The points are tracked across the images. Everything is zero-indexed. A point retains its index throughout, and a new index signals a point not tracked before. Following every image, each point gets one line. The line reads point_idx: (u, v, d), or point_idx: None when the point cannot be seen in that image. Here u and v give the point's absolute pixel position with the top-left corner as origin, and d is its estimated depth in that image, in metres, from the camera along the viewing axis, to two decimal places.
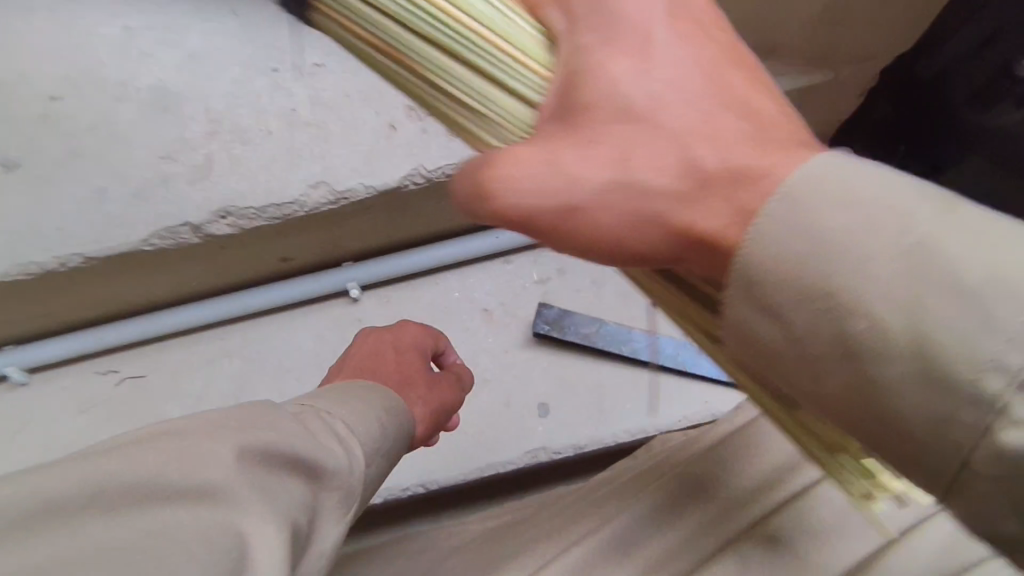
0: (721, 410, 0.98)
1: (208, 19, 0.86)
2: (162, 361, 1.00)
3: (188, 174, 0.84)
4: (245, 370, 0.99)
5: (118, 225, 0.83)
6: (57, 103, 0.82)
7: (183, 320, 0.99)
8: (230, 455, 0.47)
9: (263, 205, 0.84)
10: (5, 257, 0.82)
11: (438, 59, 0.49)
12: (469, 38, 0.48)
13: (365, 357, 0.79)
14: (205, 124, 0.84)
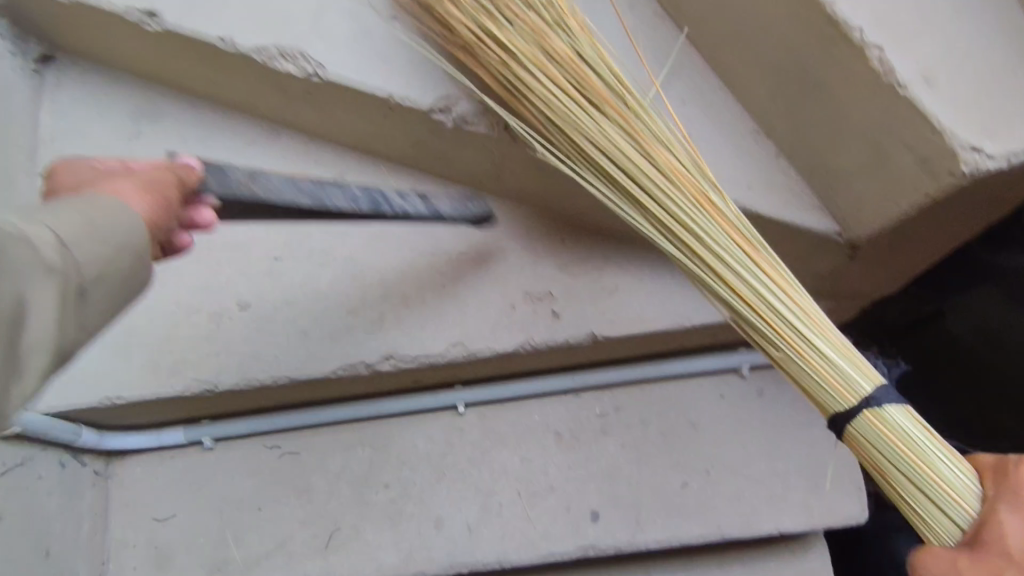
0: (729, 534, 1.27)
1: (485, 232, 1.20)
2: (313, 444, 1.34)
3: (366, 326, 1.17)
4: (375, 458, 1.33)
5: (314, 359, 1.15)
6: (278, 263, 1.20)
7: (339, 416, 1.33)
8: None
9: (416, 355, 1.16)
10: (234, 375, 1.15)
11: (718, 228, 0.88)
12: (748, 268, 0.86)
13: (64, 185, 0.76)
14: (379, 290, 1.18)
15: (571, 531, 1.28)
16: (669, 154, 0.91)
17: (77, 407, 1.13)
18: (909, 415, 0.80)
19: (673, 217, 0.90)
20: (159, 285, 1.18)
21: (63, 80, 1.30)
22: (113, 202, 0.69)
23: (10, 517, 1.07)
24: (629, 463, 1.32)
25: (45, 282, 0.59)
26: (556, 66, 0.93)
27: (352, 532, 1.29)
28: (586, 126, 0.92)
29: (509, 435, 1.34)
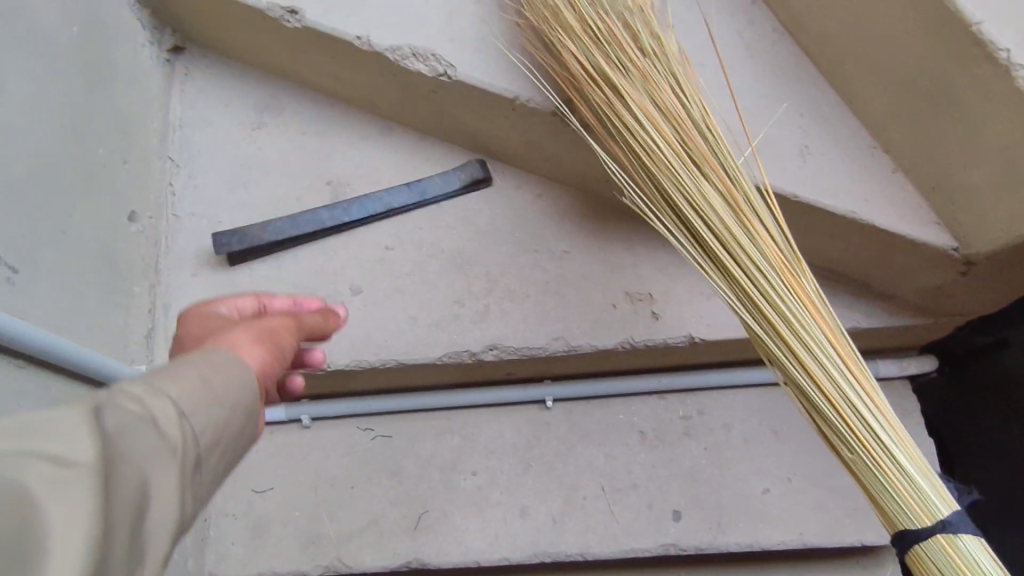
0: (812, 543, 1.29)
1: (587, 233, 1.25)
2: (404, 429, 1.39)
3: (472, 316, 1.22)
4: (463, 446, 1.38)
5: (422, 345, 1.21)
6: (390, 252, 1.26)
7: (433, 402, 1.38)
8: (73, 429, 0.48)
9: (519, 347, 1.20)
10: (347, 355, 1.21)
11: (802, 310, 0.83)
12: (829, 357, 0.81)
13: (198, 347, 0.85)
14: (485, 282, 1.24)
15: (654, 529, 1.31)
16: (761, 226, 0.87)
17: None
18: (984, 548, 0.73)
19: (757, 289, 0.85)
20: (278, 268, 1.25)
21: (192, 69, 1.38)
22: (226, 359, 0.64)
23: None
24: (712, 467, 1.34)
25: (165, 467, 0.52)
26: (662, 119, 0.93)
27: (440, 515, 1.34)
28: (683, 183, 0.90)
29: (595, 432, 1.37)
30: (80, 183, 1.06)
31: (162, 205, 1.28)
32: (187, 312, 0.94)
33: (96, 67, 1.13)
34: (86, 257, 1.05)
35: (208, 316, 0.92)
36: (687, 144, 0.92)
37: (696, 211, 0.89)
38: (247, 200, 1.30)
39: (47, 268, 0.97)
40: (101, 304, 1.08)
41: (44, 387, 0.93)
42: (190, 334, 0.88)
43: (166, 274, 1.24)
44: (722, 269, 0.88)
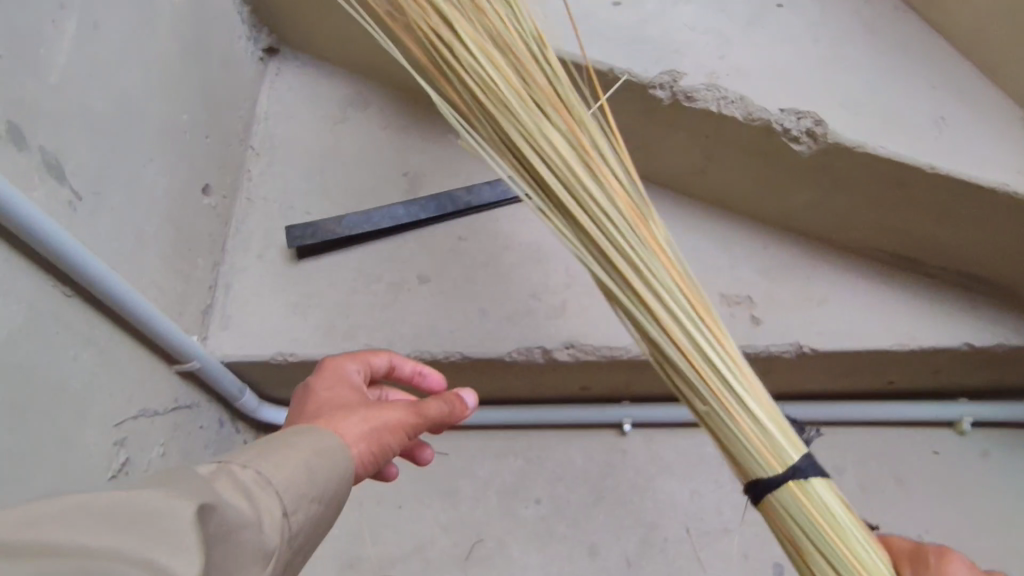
0: None
1: (679, 230, 1.13)
2: (462, 448, 1.25)
3: (548, 311, 1.11)
4: (527, 469, 1.22)
5: (491, 339, 1.09)
6: (463, 242, 1.17)
7: (496, 418, 1.23)
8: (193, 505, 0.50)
9: (599, 346, 1.07)
10: (409, 345, 1.10)
11: (642, 257, 0.69)
12: (677, 311, 0.69)
13: (309, 407, 0.80)
14: (564, 278, 1.13)
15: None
16: (593, 154, 0.71)
17: (250, 360, 1.11)
18: (833, 492, 0.66)
19: (605, 236, 0.69)
20: (346, 253, 1.18)
21: (283, 69, 1.39)
22: (326, 447, 0.67)
23: (172, 456, 1.03)
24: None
25: (258, 564, 0.55)
26: (469, 31, 0.71)
27: (496, 546, 1.17)
28: (519, 118, 0.70)
29: (679, 465, 1.20)
30: (160, 140, 1.03)
31: (236, 188, 1.25)
32: (324, 362, 0.89)
33: (192, 39, 1.13)
34: (155, 212, 1.01)
35: (343, 373, 0.86)
36: (516, 59, 0.71)
37: (533, 146, 0.70)
38: (321, 187, 1.25)
39: (114, 210, 0.92)
40: (159, 263, 1.01)
41: (88, 328, 0.86)
42: (319, 388, 0.83)
43: (231, 254, 1.19)
44: (563, 214, 0.71)
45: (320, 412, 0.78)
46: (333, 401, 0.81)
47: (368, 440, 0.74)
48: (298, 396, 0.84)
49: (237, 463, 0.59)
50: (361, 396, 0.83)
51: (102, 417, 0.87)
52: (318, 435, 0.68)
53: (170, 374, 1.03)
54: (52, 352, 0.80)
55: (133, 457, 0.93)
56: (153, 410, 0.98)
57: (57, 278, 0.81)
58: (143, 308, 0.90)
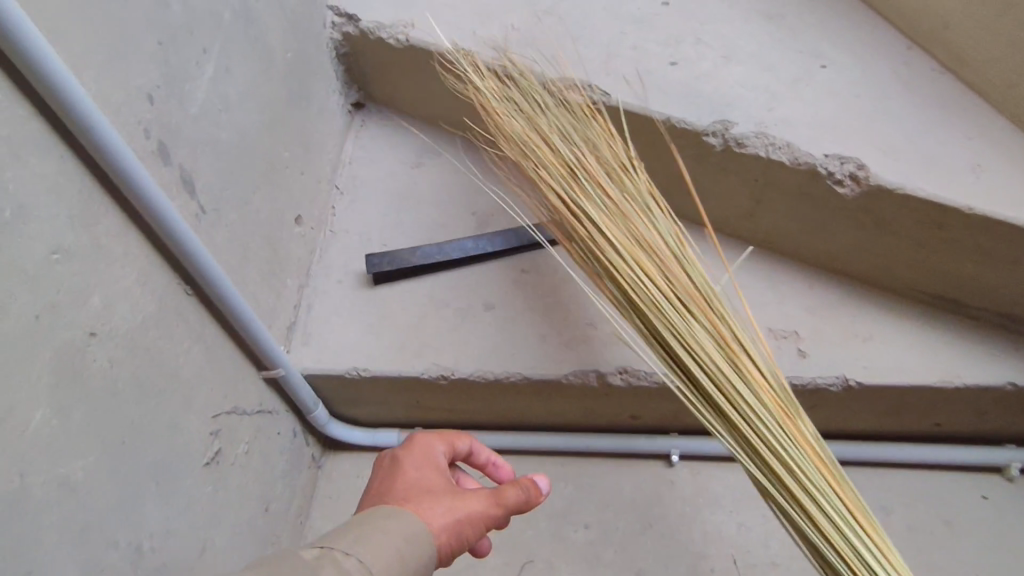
0: None
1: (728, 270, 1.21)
2: (516, 472, 1.31)
3: (604, 339, 1.18)
4: (578, 495, 1.26)
5: (550, 362, 1.17)
6: (525, 274, 1.27)
7: (550, 444, 1.29)
8: None
9: (651, 372, 1.14)
10: (474, 365, 1.19)
11: (790, 444, 0.90)
12: (817, 487, 0.87)
13: (396, 482, 0.85)
14: None
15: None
16: (739, 355, 0.95)
17: (327, 373, 1.21)
18: None
19: (748, 425, 0.92)
20: (418, 281, 1.29)
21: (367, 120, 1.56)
22: (414, 535, 0.73)
23: (254, 455, 1.11)
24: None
25: None
26: (641, 267, 1.01)
27: (547, 568, 1.20)
28: (677, 325, 0.98)
29: (727, 498, 1.23)
30: (266, 171, 1.17)
31: (322, 221, 1.38)
32: (414, 439, 0.93)
33: (297, 90, 1.30)
34: (258, 233, 1.14)
35: (430, 453, 0.91)
36: (697, 301, 0.99)
37: (691, 353, 0.95)
38: (397, 223, 1.38)
39: (228, 227, 1.05)
40: (256, 278, 1.14)
41: (201, 325, 0.97)
42: (408, 467, 0.88)
43: (315, 278, 1.31)
44: (718, 403, 0.94)
45: (409, 493, 0.83)
46: (420, 482, 0.85)
47: (453, 527, 0.79)
48: (387, 467, 0.89)
49: (340, 550, 0.66)
50: (444, 478, 0.88)
51: (205, 406, 0.97)
52: (407, 520, 0.74)
53: (257, 380, 1.13)
54: (174, 342, 0.91)
55: (224, 448, 1.03)
56: (242, 410, 1.08)
57: (183, 277, 0.93)
58: (245, 315, 1.01)
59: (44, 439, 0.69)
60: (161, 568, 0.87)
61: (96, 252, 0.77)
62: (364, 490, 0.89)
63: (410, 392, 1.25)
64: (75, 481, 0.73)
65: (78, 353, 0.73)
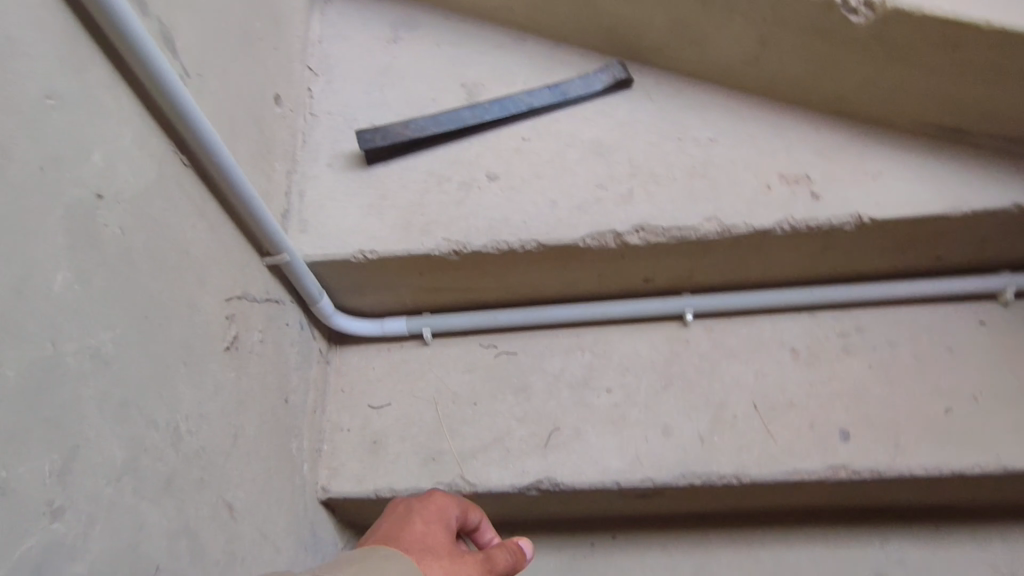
0: (1011, 467, 1.09)
1: (734, 121, 1.19)
2: (530, 346, 1.30)
3: (615, 199, 1.15)
4: (595, 362, 1.27)
5: (563, 226, 1.14)
6: (526, 143, 1.22)
7: (562, 314, 1.28)
8: None
9: (667, 227, 1.12)
10: (485, 237, 1.15)
11: None
12: None
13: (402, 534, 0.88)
14: (627, 168, 1.18)
15: (818, 450, 1.15)
16: None
17: (330, 259, 1.15)
18: None
19: None
20: (414, 158, 1.23)
21: None
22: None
23: (268, 346, 1.06)
24: (880, 386, 1.18)
25: None
26: None
27: (572, 433, 1.21)
28: None
29: (741, 348, 1.25)
30: (242, 41, 1.07)
31: (300, 103, 1.28)
32: (432, 494, 0.96)
33: None
34: (242, 109, 1.05)
35: (445, 512, 0.93)
36: None
37: None
38: (382, 100, 1.29)
39: (212, 98, 0.96)
40: (244, 158, 1.05)
41: (200, 202, 0.89)
42: (417, 519, 0.90)
43: (302, 164, 1.23)
44: None
45: (413, 548, 0.85)
46: (427, 538, 0.88)
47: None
48: (399, 516, 0.91)
49: None
50: (451, 538, 0.90)
51: (216, 289, 0.91)
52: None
53: (262, 268, 1.06)
54: (179, 217, 0.84)
55: (241, 335, 0.97)
56: (251, 296, 1.02)
57: (178, 147, 0.85)
58: (246, 191, 0.93)
59: (70, 304, 0.63)
60: (199, 451, 0.83)
61: (88, 103, 0.69)
62: (371, 533, 0.91)
63: (419, 272, 1.21)
64: (107, 352, 0.67)
65: (88, 215, 0.67)
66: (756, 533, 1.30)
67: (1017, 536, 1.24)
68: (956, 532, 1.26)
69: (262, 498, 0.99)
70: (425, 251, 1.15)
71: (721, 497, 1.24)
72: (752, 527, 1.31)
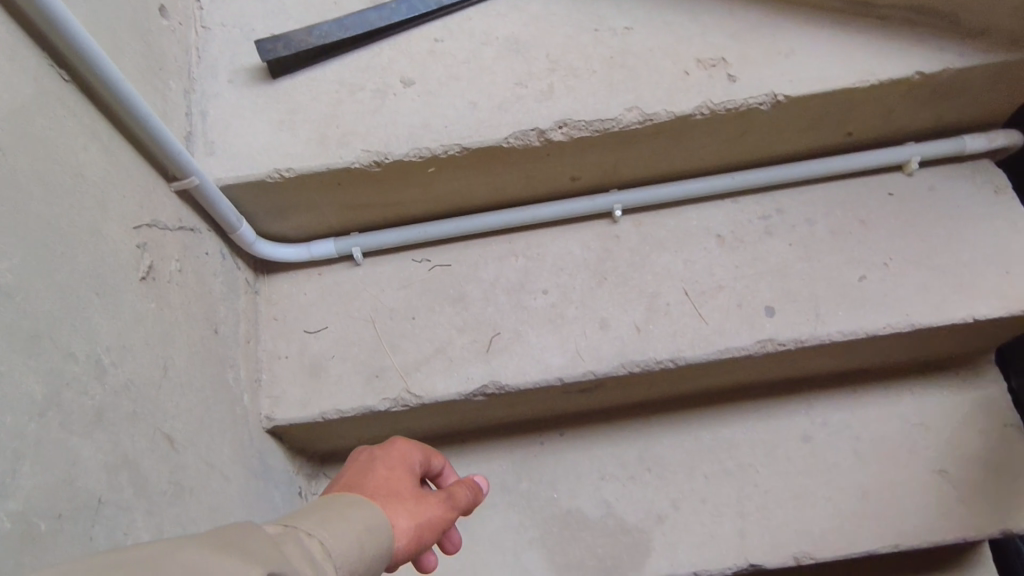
0: (920, 323, 1.18)
1: (648, 8, 1.18)
2: (463, 257, 1.29)
3: (536, 96, 1.13)
4: (529, 266, 1.27)
5: (485, 127, 1.11)
6: (440, 44, 1.17)
7: (493, 221, 1.27)
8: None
9: (590, 121, 1.11)
10: (406, 145, 1.11)
11: None
12: None
13: (361, 474, 0.90)
14: (546, 63, 1.15)
15: (746, 326, 1.20)
16: None
17: (245, 181, 1.09)
18: None
19: None
20: (322, 68, 1.16)
21: None
22: (370, 531, 0.75)
23: (188, 275, 1.01)
24: (800, 261, 1.24)
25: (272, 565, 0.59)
26: None
27: (513, 336, 1.23)
28: None
29: (671, 237, 1.28)
30: None
31: (189, 15, 1.18)
32: (396, 443, 0.97)
33: None
34: (123, 20, 0.96)
35: (407, 459, 0.95)
36: None
37: None
38: (280, 7, 1.20)
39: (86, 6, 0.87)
40: (134, 74, 0.97)
41: (90, 122, 0.82)
42: (381, 464, 0.92)
43: (200, 81, 1.15)
44: None
45: (377, 490, 0.86)
46: (390, 479, 0.89)
47: (413, 529, 0.83)
48: (364, 460, 0.93)
49: (303, 530, 0.68)
50: (414, 479, 0.92)
51: (121, 215, 0.85)
52: (368, 514, 0.77)
53: (170, 193, 1.00)
54: (67, 137, 0.77)
55: (156, 265, 0.92)
56: (163, 224, 0.96)
57: (55, 60, 0.77)
58: (142, 110, 0.86)
59: None
60: (128, 383, 0.80)
61: None
62: (335, 481, 0.92)
63: (342, 188, 1.16)
64: (6, 283, 0.63)
65: None
66: (694, 414, 1.38)
67: (926, 388, 1.35)
68: (872, 391, 1.36)
69: (203, 429, 0.96)
70: (344, 164, 1.10)
71: (659, 383, 1.29)
72: (689, 408, 1.38)
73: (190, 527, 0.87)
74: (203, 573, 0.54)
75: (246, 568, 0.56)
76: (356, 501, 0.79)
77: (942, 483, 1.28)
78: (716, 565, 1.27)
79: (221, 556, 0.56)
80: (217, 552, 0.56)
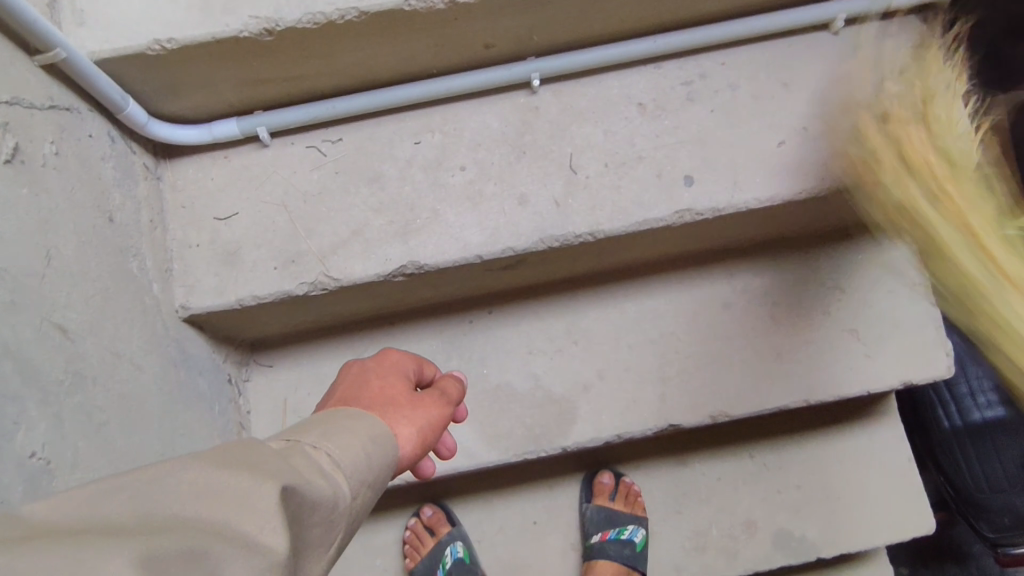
0: (834, 188, 1.18)
1: None
2: (378, 135, 1.23)
3: None
4: (446, 142, 1.23)
5: None
6: None
7: (406, 95, 1.21)
8: (275, 495, 0.57)
9: None
10: (298, 10, 1.02)
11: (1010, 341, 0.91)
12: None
13: (355, 389, 0.88)
14: None
15: (665, 198, 1.19)
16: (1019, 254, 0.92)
17: (122, 54, 1.01)
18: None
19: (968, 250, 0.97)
20: None
21: None
22: (373, 438, 0.74)
23: (68, 159, 0.95)
24: (720, 129, 1.22)
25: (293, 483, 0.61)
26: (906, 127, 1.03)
27: (431, 216, 1.20)
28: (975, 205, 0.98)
29: (593, 108, 1.23)
30: None
31: None
32: (386, 354, 0.96)
33: None
34: None
35: (400, 367, 0.94)
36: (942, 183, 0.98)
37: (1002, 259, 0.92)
38: None
39: None
40: None
41: None
42: (373, 375, 0.91)
43: None
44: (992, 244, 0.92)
45: (374, 402, 0.85)
46: (385, 388, 0.89)
47: (416, 437, 0.83)
48: (355, 375, 0.92)
49: (309, 444, 0.68)
50: (408, 384, 0.91)
51: None
52: (369, 423, 0.76)
53: (34, 68, 0.92)
54: None
55: (24, 148, 0.85)
56: (28, 102, 0.89)
57: None
58: None
59: None
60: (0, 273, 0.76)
61: None
62: (329, 396, 0.91)
63: (236, 62, 1.08)
64: None
65: None
66: (620, 287, 1.40)
67: (842, 253, 1.39)
68: (792, 258, 1.39)
69: (103, 319, 0.94)
70: (232, 33, 1.02)
71: (582, 258, 1.30)
72: (616, 282, 1.40)
73: (96, 415, 0.87)
74: (212, 491, 0.56)
75: (261, 484, 0.58)
76: (356, 413, 0.78)
77: (852, 343, 1.35)
78: (637, 428, 1.34)
79: (225, 469, 0.59)
80: (222, 466, 0.59)
